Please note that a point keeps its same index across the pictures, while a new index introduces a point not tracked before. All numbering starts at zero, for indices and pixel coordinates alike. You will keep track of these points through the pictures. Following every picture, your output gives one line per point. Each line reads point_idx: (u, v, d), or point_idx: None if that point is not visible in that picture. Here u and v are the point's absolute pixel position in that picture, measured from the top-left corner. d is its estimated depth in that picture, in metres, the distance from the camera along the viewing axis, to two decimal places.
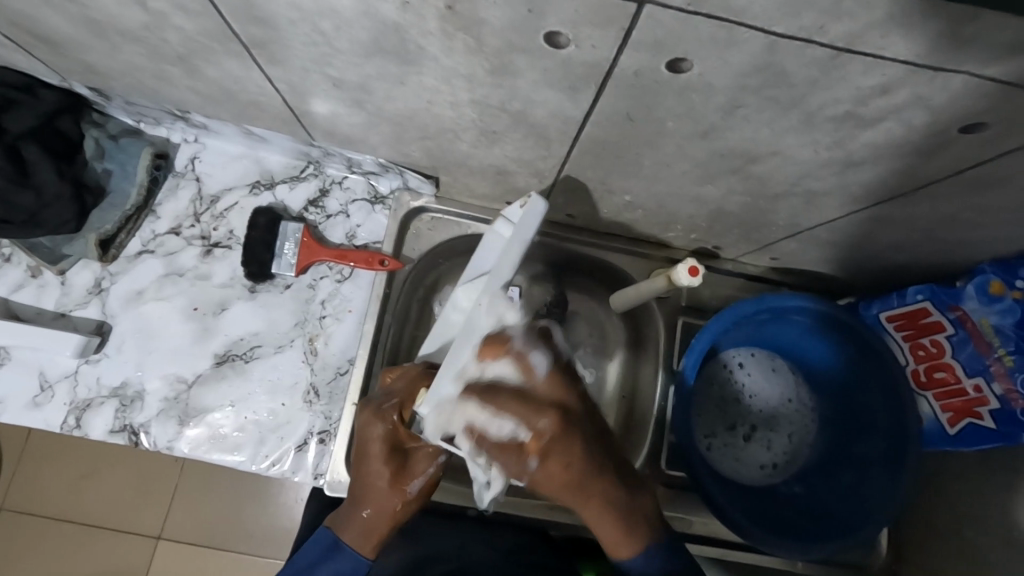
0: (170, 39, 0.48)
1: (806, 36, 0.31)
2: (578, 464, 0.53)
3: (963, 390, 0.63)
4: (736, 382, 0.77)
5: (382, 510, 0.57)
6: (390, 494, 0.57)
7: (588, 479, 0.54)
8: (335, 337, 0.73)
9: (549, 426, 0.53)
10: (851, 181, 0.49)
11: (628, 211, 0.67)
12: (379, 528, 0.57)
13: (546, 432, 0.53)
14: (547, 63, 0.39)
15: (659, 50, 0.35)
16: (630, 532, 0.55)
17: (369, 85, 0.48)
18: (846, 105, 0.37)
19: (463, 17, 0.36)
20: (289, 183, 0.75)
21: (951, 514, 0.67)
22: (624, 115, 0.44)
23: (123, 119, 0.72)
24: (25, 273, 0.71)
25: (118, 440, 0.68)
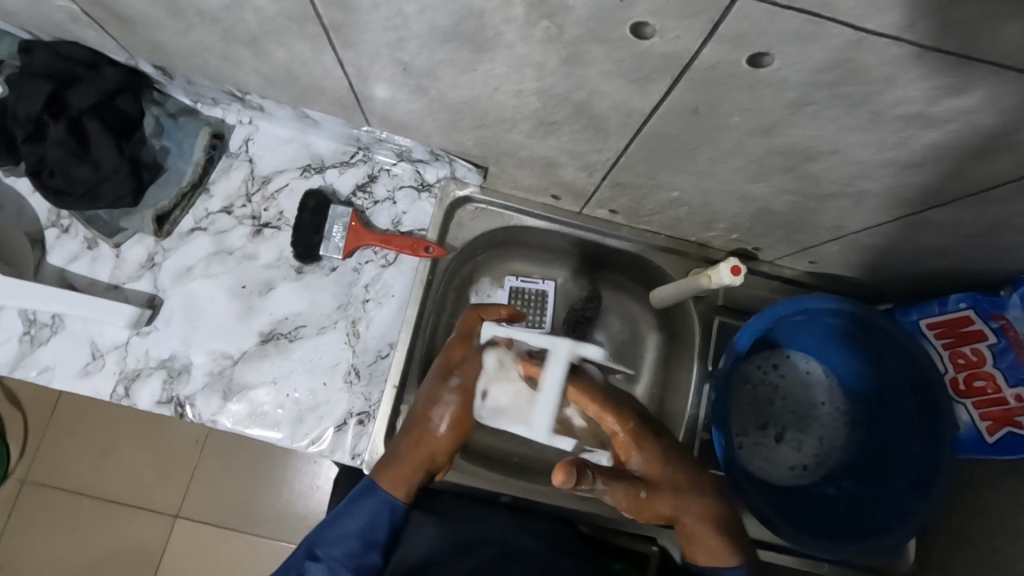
0: (248, 20, 0.49)
1: (892, 33, 0.32)
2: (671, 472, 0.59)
3: (1003, 398, 0.63)
4: (770, 382, 0.78)
5: (411, 444, 0.59)
6: (420, 428, 0.59)
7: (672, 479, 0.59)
8: (376, 321, 0.74)
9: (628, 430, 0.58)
10: (906, 183, 0.49)
11: (672, 207, 0.68)
12: (402, 465, 0.58)
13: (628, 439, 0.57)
14: (624, 54, 0.40)
15: (741, 43, 0.36)
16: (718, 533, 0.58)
17: (437, 71, 0.50)
18: (917, 104, 0.38)
19: (550, 5, 0.37)
20: (338, 168, 0.77)
21: (982, 525, 0.67)
22: (690, 109, 0.45)
23: (181, 99, 0.74)
24: (81, 245, 0.73)
25: (164, 411, 0.70)
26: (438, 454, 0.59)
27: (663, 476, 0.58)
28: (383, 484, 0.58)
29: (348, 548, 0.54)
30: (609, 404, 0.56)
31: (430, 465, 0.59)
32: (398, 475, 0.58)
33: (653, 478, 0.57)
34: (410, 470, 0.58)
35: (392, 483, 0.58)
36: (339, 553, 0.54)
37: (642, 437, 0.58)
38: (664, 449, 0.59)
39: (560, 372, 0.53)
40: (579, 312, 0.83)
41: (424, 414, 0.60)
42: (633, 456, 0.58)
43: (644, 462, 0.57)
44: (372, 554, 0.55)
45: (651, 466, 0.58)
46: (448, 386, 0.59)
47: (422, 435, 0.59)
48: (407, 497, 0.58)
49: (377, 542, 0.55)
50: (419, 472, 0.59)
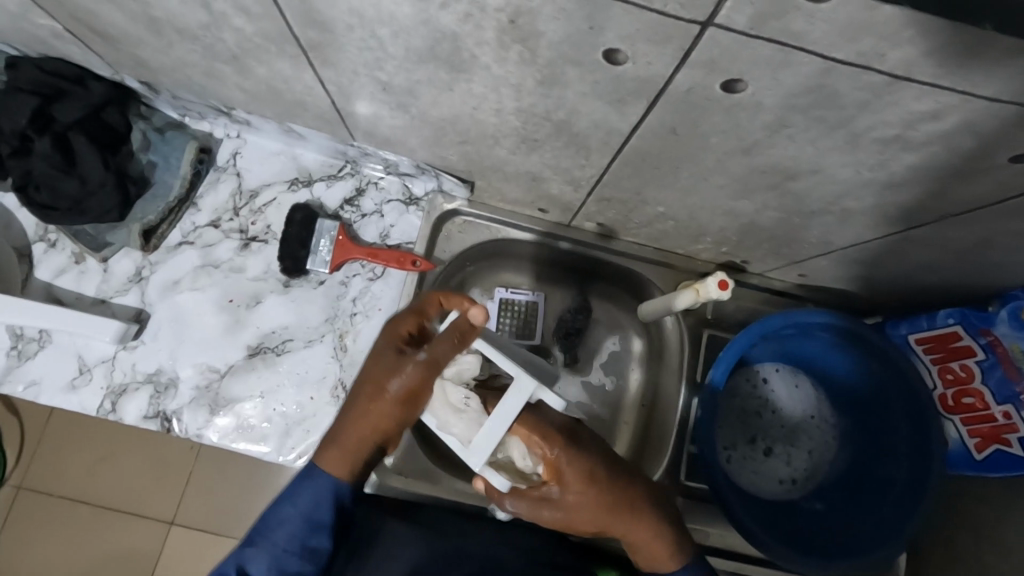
0: (227, 39, 0.49)
1: (862, 62, 0.32)
2: (606, 497, 0.52)
3: (992, 416, 0.62)
4: (759, 396, 0.77)
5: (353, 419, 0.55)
6: (369, 398, 0.54)
7: (607, 505, 0.53)
8: (363, 335, 0.74)
9: (562, 454, 0.51)
10: (890, 202, 0.49)
11: (659, 221, 0.68)
12: (344, 443, 0.55)
13: (562, 461, 0.52)
14: (598, 77, 0.40)
15: (713, 68, 0.35)
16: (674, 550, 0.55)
17: (416, 90, 0.50)
18: (894, 128, 0.38)
19: (521, 30, 0.37)
20: (326, 181, 0.77)
21: (971, 542, 0.66)
22: (669, 129, 0.45)
23: (169, 113, 0.74)
24: (68, 259, 0.73)
25: (150, 425, 0.70)
26: (387, 430, 0.55)
27: (586, 500, 0.52)
28: (329, 465, 0.56)
29: (292, 532, 0.55)
30: (546, 428, 0.52)
31: (378, 438, 0.55)
32: (343, 451, 0.56)
33: (575, 504, 0.52)
34: (353, 442, 0.55)
35: (336, 462, 0.56)
36: (283, 538, 0.55)
37: (580, 469, 0.52)
38: (597, 467, 0.53)
39: (515, 406, 0.49)
40: (569, 325, 0.81)
41: (377, 384, 0.53)
42: (558, 481, 0.52)
43: (565, 486, 0.51)
44: (316, 539, 0.56)
45: (579, 489, 0.51)
46: (406, 358, 0.53)
47: (372, 411, 0.54)
48: (350, 476, 0.57)
49: (323, 526, 0.56)
50: (367, 447, 0.56)
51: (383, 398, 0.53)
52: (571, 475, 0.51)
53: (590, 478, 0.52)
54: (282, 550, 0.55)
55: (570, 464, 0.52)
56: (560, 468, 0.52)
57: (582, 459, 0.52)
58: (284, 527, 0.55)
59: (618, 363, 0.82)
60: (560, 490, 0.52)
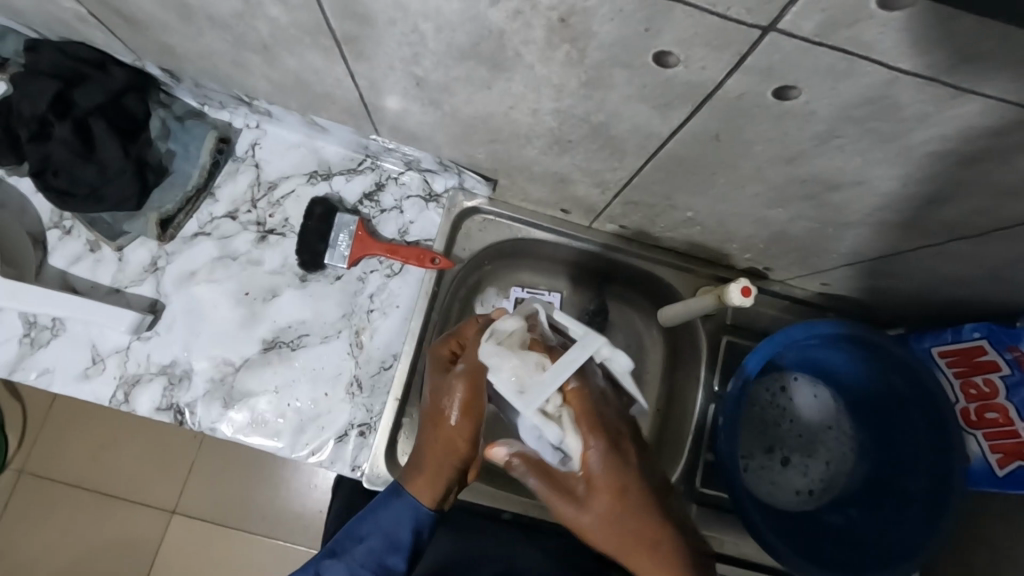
0: (260, 28, 0.48)
1: (929, 73, 0.31)
2: (629, 504, 0.49)
3: (1015, 431, 0.62)
4: (777, 404, 0.77)
5: (426, 444, 0.56)
6: (433, 424, 0.56)
7: (632, 525, 0.49)
8: (380, 332, 0.73)
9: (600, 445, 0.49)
10: (931, 215, 0.48)
11: (685, 226, 0.67)
12: (426, 465, 0.56)
13: (598, 455, 0.49)
14: (646, 80, 0.39)
15: (769, 75, 0.34)
16: None
17: (451, 87, 0.49)
18: (950, 142, 0.37)
19: (573, 30, 0.36)
20: (346, 174, 0.75)
21: (990, 560, 0.66)
22: (711, 135, 0.44)
23: (188, 101, 0.73)
24: (84, 247, 0.72)
25: (163, 418, 0.69)
26: (458, 453, 0.55)
27: (608, 512, 0.49)
28: (416, 495, 0.56)
29: (373, 549, 0.54)
30: (591, 412, 0.49)
31: (457, 461, 0.55)
32: (424, 483, 0.56)
33: (596, 508, 0.49)
34: (431, 473, 0.55)
35: (423, 491, 0.56)
36: (363, 553, 0.54)
37: (614, 475, 0.49)
38: (630, 482, 0.49)
39: (579, 358, 0.49)
40: (586, 326, 0.81)
41: (436, 413, 0.56)
42: (585, 477, 0.49)
43: (593, 487, 0.49)
44: (394, 558, 0.54)
45: (607, 492, 0.49)
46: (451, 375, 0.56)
47: (441, 434, 0.55)
48: (436, 500, 0.56)
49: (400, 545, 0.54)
50: (449, 473, 0.55)
51: (448, 422, 0.55)
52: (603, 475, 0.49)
53: (613, 486, 0.49)
54: (361, 565, 0.53)
55: (603, 460, 0.49)
56: (592, 459, 0.49)
57: (619, 468, 0.49)
58: (364, 541, 0.54)
59: (635, 366, 0.82)
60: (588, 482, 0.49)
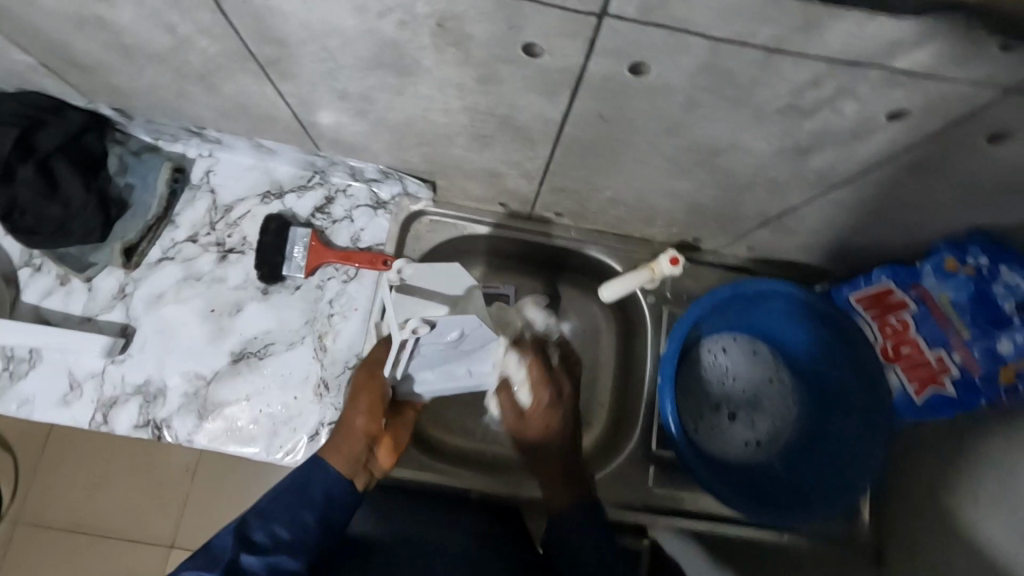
0: (193, 60, 0.54)
1: (740, 39, 0.37)
2: (553, 435, 0.68)
3: (927, 361, 0.67)
4: (720, 365, 0.81)
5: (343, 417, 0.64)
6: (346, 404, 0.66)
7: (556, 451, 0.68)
8: (341, 334, 0.78)
9: (541, 401, 0.67)
10: (805, 168, 0.54)
11: (610, 207, 0.73)
12: (338, 439, 0.63)
13: (541, 400, 0.67)
14: (526, 71, 0.45)
15: (620, 55, 0.40)
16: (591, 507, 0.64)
17: (370, 97, 0.55)
18: (786, 98, 0.43)
19: (452, 33, 0.42)
20: (297, 192, 0.81)
21: (923, 488, 0.71)
22: (597, 116, 0.50)
23: (143, 138, 0.78)
24: (54, 281, 0.76)
25: (142, 434, 0.73)
26: (363, 425, 0.64)
27: (537, 436, 0.69)
28: (330, 462, 0.61)
29: (288, 505, 0.58)
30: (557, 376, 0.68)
31: (364, 434, 0.63)
32: (337, 455, 0.62)
33: (531, 430, 0.68)
34: (342, 441, 0.63)
35: (336, 460, 0.62)
36: (278, 508, 0.57)
37: (546, 420, 0.67)
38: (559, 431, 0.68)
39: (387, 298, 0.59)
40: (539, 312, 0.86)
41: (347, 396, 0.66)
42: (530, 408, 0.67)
43: (538, 418, 0.67)
44: (305, 512, 0.58)
45: (539, 425, 0.68)
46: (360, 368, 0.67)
47: (347, 410, 0.65)
48: (350, 465, 0.62)
49: (312, 502, 0.59)
50: (357, 444, 0.63)
51: (353, 400, 0.65)
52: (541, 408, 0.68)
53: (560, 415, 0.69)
54: (276, 518, 0.57)
55: (545, 410, 0.67)
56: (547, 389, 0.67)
57: (543, 415, 0.67)
58: (280, 499, 0.58)
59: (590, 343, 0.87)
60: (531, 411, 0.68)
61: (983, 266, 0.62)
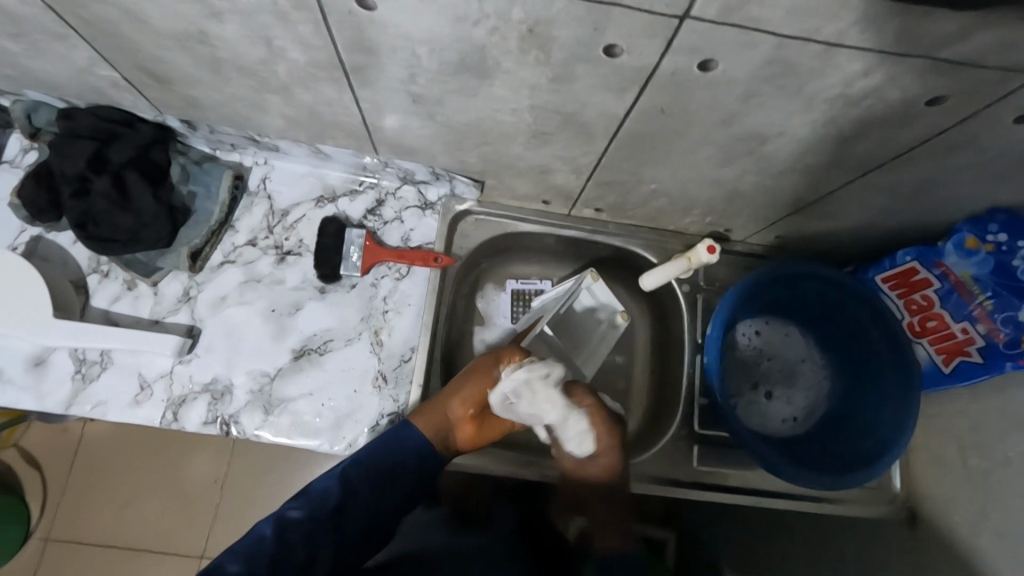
0: (279, 71, 0.57)
1: (806, 35, 0.42)
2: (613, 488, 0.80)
3: (953, 333, 0.73)
4: (755, 346, 0.86)
5: (451, 394, 0.75)
6: (459, 381, 0.77)
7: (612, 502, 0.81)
8: (397, 329, 0.81)
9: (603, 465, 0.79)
10: (845, 155, 0.59)
11: (651, 200, 0.78)
12: (439, 406, 0.75)
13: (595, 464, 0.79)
14: (602, 70, 0.49)
15: (694, 52, 0.45)
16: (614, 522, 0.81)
17: (444, 100, 0.59)
18: (838, 88, 0.48)
19: (539, 37, 0.46)
20: (349, 196, 0.85)
21: (955, 452, 0.75)
22: (659, 110, 0.54)
23: (202, 147, 0.82)
24: (122, 286, 0.79)
25: (211, 430, 0.76)
26: (460, 411, 0.75)
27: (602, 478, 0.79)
28: (416, 419, 0.74)
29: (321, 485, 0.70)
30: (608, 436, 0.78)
31: (455, 416, 0.75)
32: (426, 417, 0.74)
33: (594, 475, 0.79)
34: (438, 410, 0.74)
35: (424, 422, 0.74)
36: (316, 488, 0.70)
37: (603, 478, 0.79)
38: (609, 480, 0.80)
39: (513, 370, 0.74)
40: None
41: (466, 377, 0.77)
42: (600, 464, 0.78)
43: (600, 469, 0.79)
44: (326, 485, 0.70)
45: (602, 471, 0.79)
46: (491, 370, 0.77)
47: (454, 391, 0.76)
48: (434, 433, 0.73)
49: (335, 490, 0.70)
50: (446, 418, 0.74)
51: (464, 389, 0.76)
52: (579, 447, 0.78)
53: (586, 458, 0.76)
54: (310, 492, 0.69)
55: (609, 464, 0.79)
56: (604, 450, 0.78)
57: (610, 468, 0.79)
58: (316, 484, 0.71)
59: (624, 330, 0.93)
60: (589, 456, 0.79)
61: (1003, 242, 0.67)
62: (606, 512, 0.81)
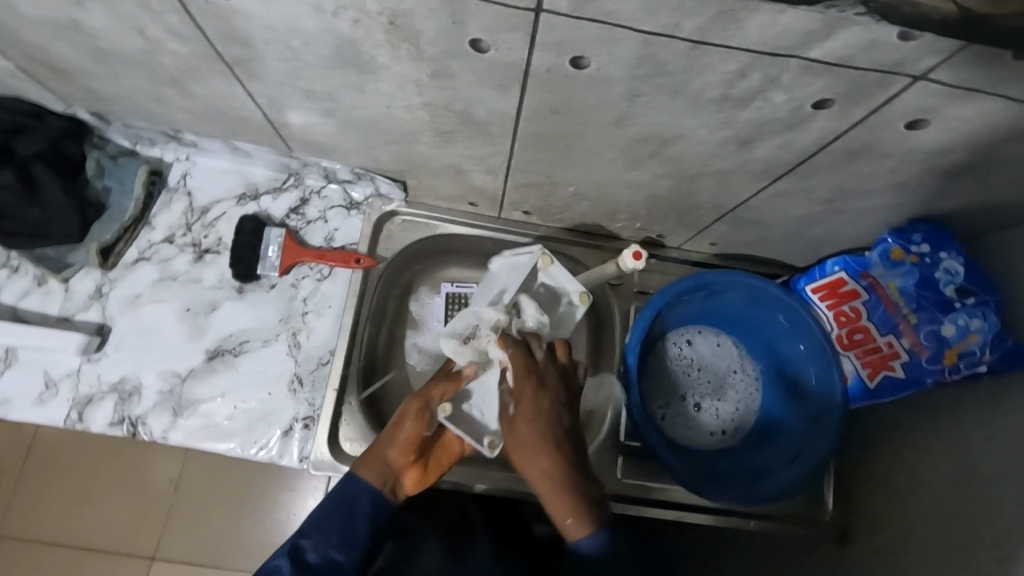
0: (165, 62, 0.56)
1: (667, 32, 0.40)
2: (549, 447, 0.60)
3: (879, 346, 0.70)
4: (686, 356, 0.84)
5: (387, 441, 0.64)
6: (392, 426, 0.65)
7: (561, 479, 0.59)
8: (315, 331, 0.79)
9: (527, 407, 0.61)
10: (749, 159, 0.57)
11: (575, 203, 0.76)
12: (377, 453, 0.64)
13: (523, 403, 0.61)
14: (476, 66, 0.48)
15: (561, 49, 0.43)
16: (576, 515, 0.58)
17: (335, 95, 0.57)
18: (718, 88, 0.46)
19: (404, 31, 0.44)
20: (272, 194, 0.83)
21: (885, 466, 0.74)
22: (548, 109, 0.53)
23: (121, 142, 0.80)
24: (31, 282, 0.78)
25: (117, 431, 0.74)
26: (399, 459, 0.64)
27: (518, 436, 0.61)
28: (359, 474, 0.63)
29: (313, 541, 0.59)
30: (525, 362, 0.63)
31: (397, 465, 0.64)
32: (367, 467, 0.63)
33: (519, 428, 0.61)
34: (378, 462, 0.64)
35: (367, 473, 0.63)
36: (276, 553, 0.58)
37: (521, 437, 0.60)
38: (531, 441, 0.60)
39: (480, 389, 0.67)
40: None
41: (397, 421, 0.65)
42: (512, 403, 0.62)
43: (526, 414, 0.61)
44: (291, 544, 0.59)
45: (521, 421, 0.61)
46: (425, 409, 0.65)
47: (390, 435, 0.65)
48: (381, 485, 0.63)
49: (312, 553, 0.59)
50: (388, 467, 0.64)
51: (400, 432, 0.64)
52: (541, 417, 0.61)
53: (569, 422, 0.62)
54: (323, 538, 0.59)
55: (545, 398, 0.62)
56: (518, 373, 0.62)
57: (533, 412, 0.61)
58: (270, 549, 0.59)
59: None
60: (521, 418, 0.61)
61: (926, 253, 0.66)
62: (546, 474, 0.59)
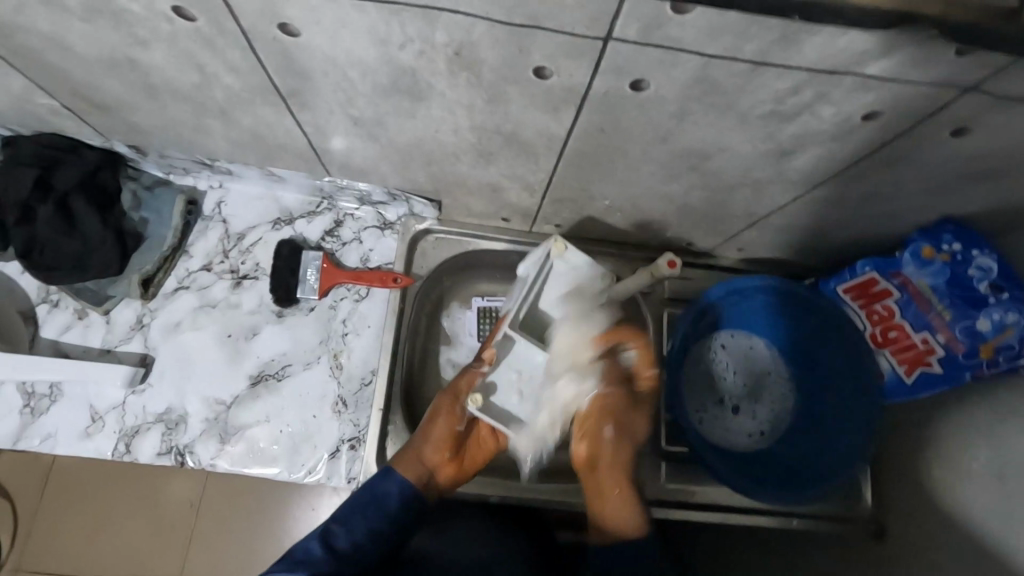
0: (216, 96, 0.57)
1: (729, 55, 0.41)
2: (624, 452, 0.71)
3: (914, 343, 0.72)
4: (722, 360, 0.85)
5: (422, 436, 0.71)
6: (427, 422, 0.72)
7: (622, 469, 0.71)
8: (355, 351, 0.80)
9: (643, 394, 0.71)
10: (789, 168, 0.58)
11: (608, 215, 0.77)
12: (416, 448, 0.70)
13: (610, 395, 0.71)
14: (533, 91, 0.49)
15: (621, 73, 0.45)
16: (627, 510, 0.68)
17: (384, 121, 0.58)
18: (771, 105, 0.47)
19: (466, 60, 0.46)
20: (306, 218, 0.84)
21: (918, 458, 0.75)
22: (598, 128, 0.54)
23: (154, 172, 0.81)
24: (72, 316, 0.78)
25: (165, 461, 0.74)
26: (432, 453, 0.70)
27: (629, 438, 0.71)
28: (398, 468, 0.69)
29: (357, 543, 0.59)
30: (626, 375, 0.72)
31: (432, 459, 0.70)
32: (405, 464, 0.69)
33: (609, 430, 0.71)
34: (414, 457, 0.70)
35: (405, 471, 0.69)
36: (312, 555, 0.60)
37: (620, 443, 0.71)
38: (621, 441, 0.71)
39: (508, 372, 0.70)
40: None
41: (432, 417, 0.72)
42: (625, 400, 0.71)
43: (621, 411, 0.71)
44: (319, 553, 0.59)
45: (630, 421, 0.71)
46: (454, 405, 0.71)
47: (425, 431, 0.71)
48: (418, 479, 0.69)
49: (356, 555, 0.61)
50: (425, 463, 0.70)
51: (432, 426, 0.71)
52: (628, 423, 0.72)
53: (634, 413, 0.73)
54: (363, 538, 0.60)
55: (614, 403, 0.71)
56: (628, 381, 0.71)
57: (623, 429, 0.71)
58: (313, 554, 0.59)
59: None
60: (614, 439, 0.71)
61: (957, 252, 0.68)
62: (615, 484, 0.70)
